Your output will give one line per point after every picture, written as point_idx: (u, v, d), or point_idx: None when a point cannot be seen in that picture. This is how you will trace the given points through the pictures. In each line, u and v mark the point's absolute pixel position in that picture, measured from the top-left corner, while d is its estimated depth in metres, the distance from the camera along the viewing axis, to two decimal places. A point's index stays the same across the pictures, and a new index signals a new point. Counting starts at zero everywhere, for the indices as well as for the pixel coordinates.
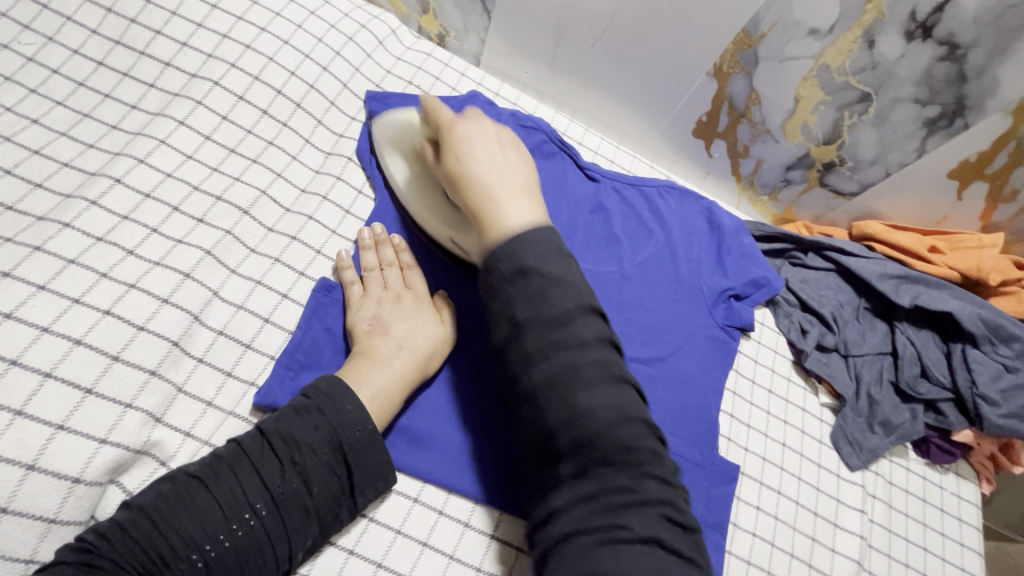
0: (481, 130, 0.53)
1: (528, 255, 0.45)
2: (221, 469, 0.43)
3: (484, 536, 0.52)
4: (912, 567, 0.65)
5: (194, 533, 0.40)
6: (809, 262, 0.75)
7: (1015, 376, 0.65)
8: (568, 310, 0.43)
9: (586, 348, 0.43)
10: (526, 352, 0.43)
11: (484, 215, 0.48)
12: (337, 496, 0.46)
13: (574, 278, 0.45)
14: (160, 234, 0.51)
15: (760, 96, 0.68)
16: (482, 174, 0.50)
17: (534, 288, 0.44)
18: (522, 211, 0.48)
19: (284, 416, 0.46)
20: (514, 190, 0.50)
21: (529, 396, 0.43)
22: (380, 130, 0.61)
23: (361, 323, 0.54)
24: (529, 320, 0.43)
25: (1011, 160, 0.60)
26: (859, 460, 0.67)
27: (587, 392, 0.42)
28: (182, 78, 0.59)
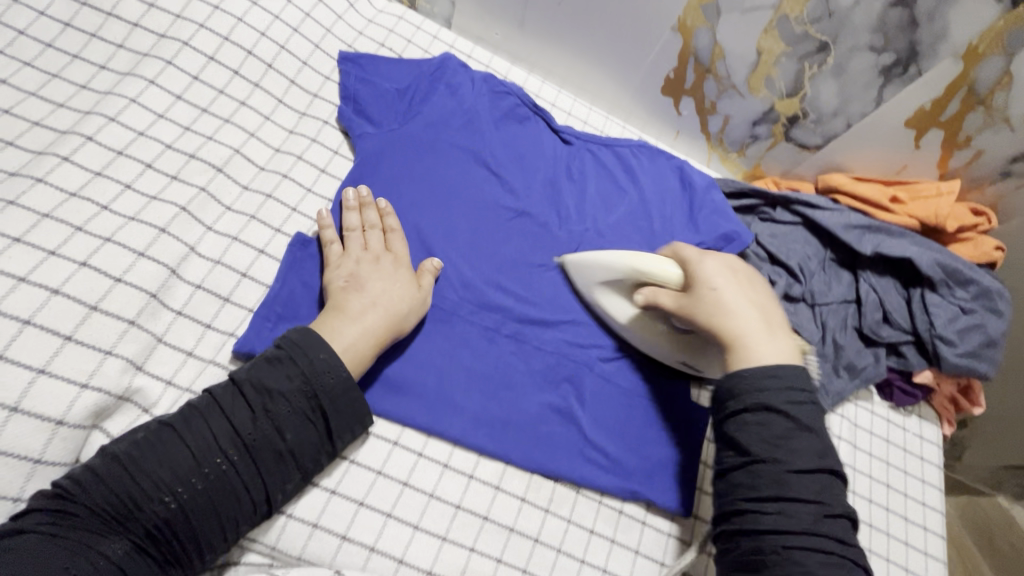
0: (724, 264, 0.56)
1: (775, 395, 0.48)
2: (192, 417, 0.44)
3: (463, 476, 0.54)
4: (875, 502, 0.68)
5: (165, 478, 0.42)
6: (778, 217, 0.77)
7: (971, 317, 0.68)
8: (809, 463, 0.46)
9: (825, 519, 0.45)
10: (761, 493, 0.46)
11: (744, 355, 0.51)
12: (312, 442, 0.47)
13: (817, 427, 0.48)
14: (135, 190, 0.52)
15: (724, 50, 0.70)
16: (738, 311, 0.53)
17: (774, 428, 0.47)
18: (772, 346, 0.51)
19: (256, 365, 0.47)
20: (764, 327, 0.53)
21: (751, 536, 0.45)
22: (582, 269, 0.62)
23: (337, 280, 0.54)
24: (765, 454, 0.46)
25: (963, 106, 0.62)
26: (826, 403, 0.69)
27: (814, 562, 0.43)
28: (150, 38, 0.59)
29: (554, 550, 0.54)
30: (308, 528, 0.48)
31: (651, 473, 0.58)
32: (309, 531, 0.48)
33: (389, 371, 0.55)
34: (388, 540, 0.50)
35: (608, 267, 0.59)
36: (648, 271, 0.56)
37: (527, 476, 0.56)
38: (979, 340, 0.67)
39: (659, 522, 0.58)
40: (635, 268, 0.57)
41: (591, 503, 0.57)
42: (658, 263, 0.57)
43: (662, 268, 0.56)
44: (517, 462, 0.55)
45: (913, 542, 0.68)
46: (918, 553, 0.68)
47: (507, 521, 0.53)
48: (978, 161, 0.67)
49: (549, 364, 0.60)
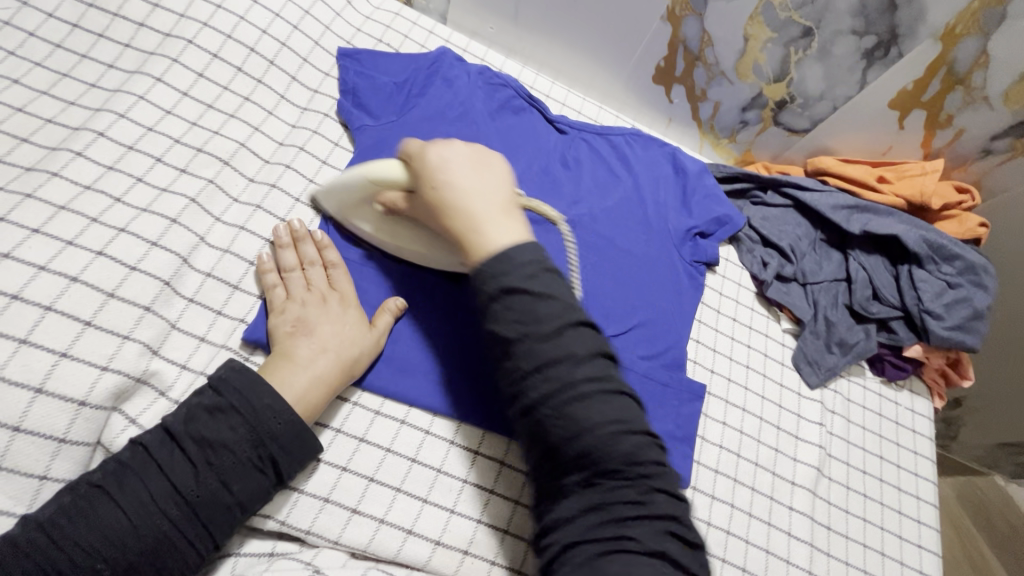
0: (448, 151, 0.51)
1: (514, 276, 0.45)
2: (125, 477, 0.43)
3: (469, 452, 0.56)
4: (869, 474, 0.70)
5: (97, 544, 0.40)
6: (769, 200, 0.79)
7: (957, 291, 0.70)
8: (558, 323, 0.45)
9: (582, 365, 0.44)
10: (523, 370, 0.44)
11: (477, 252, 0.48)
12: (258, 491, 0.46)
13: (561, 294, 0.46)
14: (145, 183, 0.54)
15: (712, 38, 0.72)
16: (468, 202, 0.49)
17: (522, 306, 0.45)
18: (507, 233, 0.48)
19: (196, 417, 0.46)
20: (493, 210, 0.49)
21: (528, 414, 0.45)
22: (330, 195, 0.57)
23: (282, 326, 0.52)
24: (517, 336, 0.44)
25: (944, 85, 0.65)
26: (818, 378, 0.72)
27: (589, 411, 0.44)
28: (156, 37, 0.62)
29: None
30: (320, 503, 0.50)
31: None
32: (320, 505, 0.50)
33: (396, 351, 0.57)
34: (398, 513, 0.52)
35: (344, 187, 0.54)
36: (380, 178, 0.51)
37: None
38: (966, 313, 0.69)
39: None
40: (370, 177, 0.52)
41: None
42: (386, 166, 0.51)
43: (393, 171, 0.51)
44: None
45: (906, 511, 0.70)
46: (911, 521, 0.70)
47: (512, 494, 0.55)
48: (959, 139, 0.70)
49: None
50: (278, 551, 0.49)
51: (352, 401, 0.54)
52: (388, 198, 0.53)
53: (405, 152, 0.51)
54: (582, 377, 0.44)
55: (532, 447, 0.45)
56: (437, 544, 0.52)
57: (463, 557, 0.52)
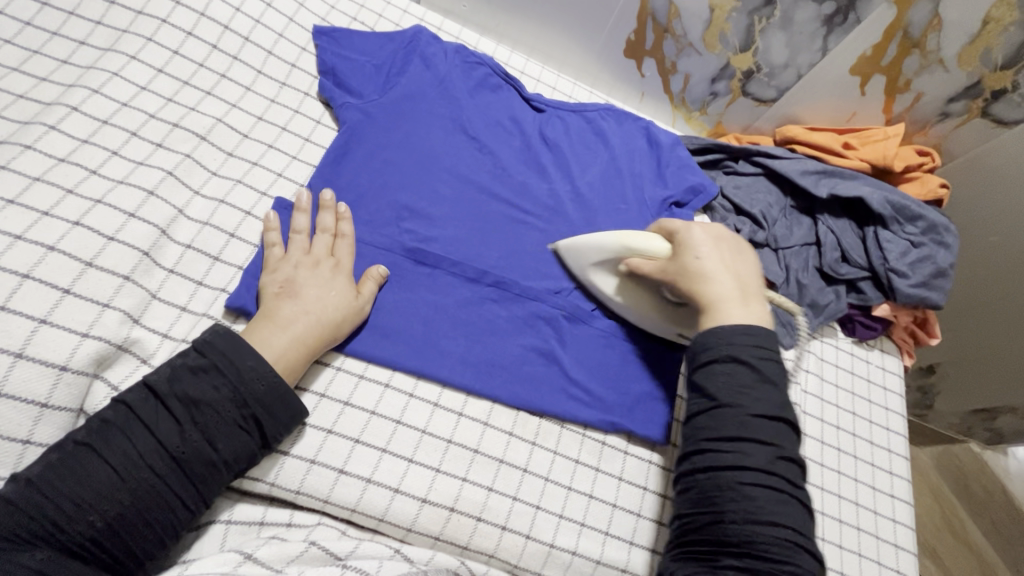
0: (708, 232, 0.57)
1: (743, 350, 0.49)
2: (111, 434, 0.43)
3: (453, 414, 0.57)
4: (843, 429, 0.73)
5: (87, 498, 0.41)
6: (740, 169, 0.81)
7: (920, 250, 0.73)
8: (772, 407, 0.48)
9: (778, 461, 0.47)
10: (722, 434, 0.47)
11: (717, 320, 0.52)
12: (244, 449, 0.47)
13: (779, 382, 0.49)
14: (121, 156, 0.54)
15: (679, 10, 0.74)
16: (717, 277, 0.54)
17: (740, 379, 0.48)
18: (751, 313, 0.52)
19: (180, 376, 0.46)
20: (741, 293, 0.54)
21: (712, 477, 0.47)
22: (575, 252, 0.63)
23: (271, 286, 0.53)
24: (730, 401, 0.48)
25: (901, 49, 0.68)
26: (791, 338, 0.74)
27: (772, 502, 0.45)
28: (128, 15, 0.62)
29: (543, 479, 0.57)
30: (306, 464, 0.51)
31: (630, 407, 0.62)
32: (307, 467, 0.51)
33: (377, 318, 0.58)
34: (384, 473, 0.53)
35: (598, 247, 0.61)
36: (637, 247, 0.58)
37: (514, 412, 0.59)
38: (929, 271, 0.72)
39: (644, 451, 0.62)
40: (625, 244, 0.59)
41: (575, 435, 0.60)
42: (645, 238, 0.58)
43: (650, 243, 0.58)
44: (504, 399, 0.58)
45: (879, 463, 0.73)
46: (883, 473, 0.72)
47: (496, 453, 0.57)
48: (918, 104, 0.73)
49: (530, 311, 0.63)
50: (268, 519, 0.50)
51: (334, 365, 0.55)
52: (632, 263, 0.59)
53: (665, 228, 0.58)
54: (778, 470, 0.46)
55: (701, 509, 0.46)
56: (424, 502, 0.53)
57: (449, 515, 0.53)
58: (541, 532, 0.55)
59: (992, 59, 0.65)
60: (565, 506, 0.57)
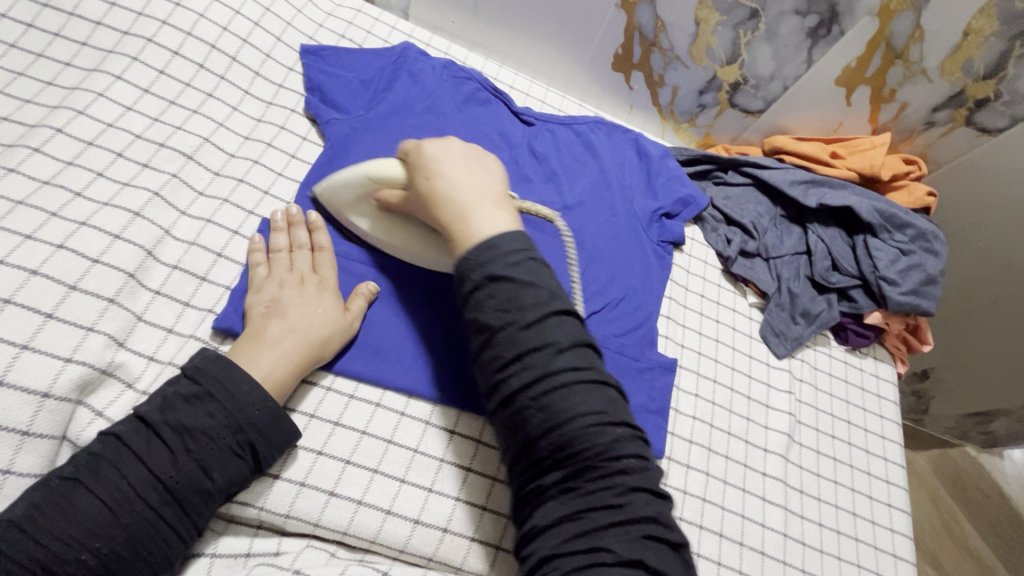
0: (446, 149, 0.54)
1: (495, 264, 0.47)
2: (101, 467, 0.42)
3: (445, 431, 0.56)
4: (838, 438, 0.73)
5: (79, 536, 0.40)
6: (730, 179, 0.81)
7: (910, 258, 0.73)
8: (537, 313, 0.45)
9: (562, 354, 0.45)
10: (503, 359, 0.45)
11: (465, 235, 0.50)
12: (239, 476, 0.46)
13: (542, 281, 0.47)
14: (107, 177, 0.54)
15: (665, 24, 0.75)
16: (455, 191, 0.51)
17: (505, 293, 0.46)
18: (496, 221, 0.50)
19: (172, 405, 0.45)
20: (483, 202, 0.51)
21: (510, 407, 0.45)
22: (328, 193, 0.59)
23: (257, 306, 0.52)
24: (501, 323, 0.45)
25: (884, 60, 0.69)
26: (785, 348, 0.74)
27: (565, 402, 0.44)
28: (114, 36, 0.62)
29: None
30: (297, 487, 0.50)
31: None
32: (297, 490, 0.50)
33: (368, 336, 0.57)
34: (376, 494, 0.52)
35: (346, 184, 0.57)
36: (381, 175, 0.55)
37: None
38: (919, 278, 0.72)
39: None
40: (371, 175, 0.55)
41: None
42: (385, 164, 0.55)
43: (392, 169, 0.55)
44: None
45: (875, 472, 0.72)
46: (880, 482, 0.72)
47: (489, 472, 0.56)
48: (903, 113, 0.74)
49: None
50: (255, 550, 0.48)
51: (324, 385, 0.54)
52: (383, 195, 0.56)
53: (400, 152, 0.55)
54: (559, 368, 0.44)
55: (511, 441, 0.46)
56: (416, 523, 0.52)
57: (442, 535, 0.52)
58: None
59: (974, 69, 0.66)
60: None
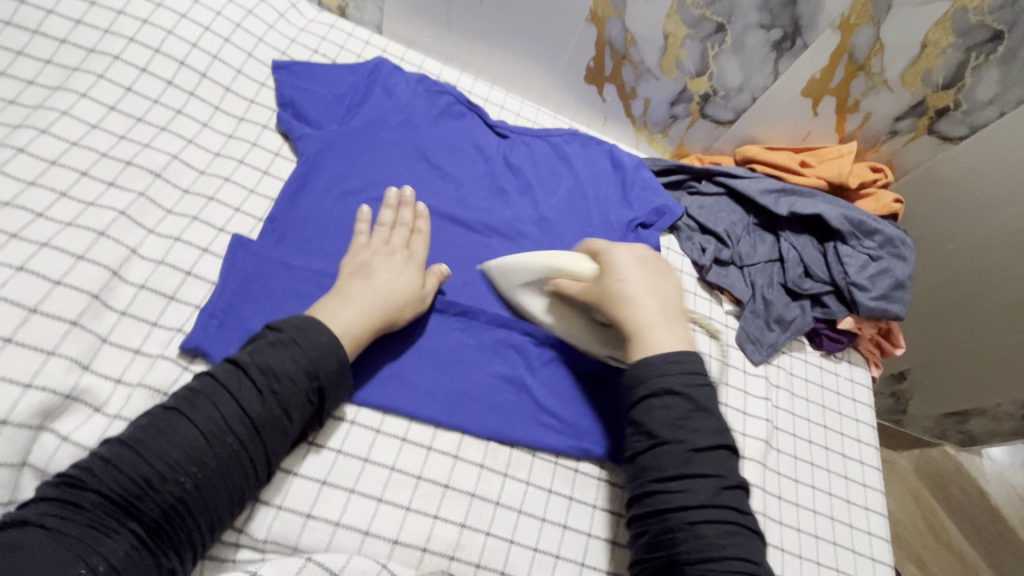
0: (631, 254, 0.61)
1: (675, 379, 0.53)
2: (198, 400, 0.46)
3: (422, 448, 0.56)
4: (815, 443, 0.73)
5: (178, 459, 0.44)
6: (703, 189, 0.83)
7: (879, 264, 0.74)
8: (703, 433, 0.51)
9: (723, 492, 0.50)
10: (666, 472, 0.50)
11: (648, 344, 0.56)
12: (312, 419, 0.50)
13: (710, 404, 0.54)
14: (70, 197, 0.53)
15: (635, 37, 0.76)
16: (639, 299, 0.58)
17: (679, 412, 0.52)
18: (675, 334, 0.57)
19: (261, 349, 0.49)
20: (663, 315, 0.58)
21: (665, 523, 0.49)
22: (505, 275, 0.64)
23: (348, 265, 0.58)
24: (671, 436, 0.51)
25: (847, 72, 0.71)
26: (761, 354, 0.75)
27: (720, 535, 0.48)
28: (79, 53, 0.61)
29: (516, 511, 0.56)
30: (273, 510, 0.50)
31: (602, 433, 0.61)
32: (274, 513, 0.50)
33: None
34: (353, 514, 0.52)
35: (530, 268, 0.62)
36: (563, 266, 0.60)
37: (484, 443, 0.58)
38: (889, 283, 0.73)
39: (618, 477, 0.61)
40: (551, 264, 0.61)
41: (547, 464, 0.59)
42: (570, 258, 0.61)
43: (577, 264, 0.61)
44: (473, 430, 0.58)
45: (852, 475, 0.73)
46: (857, 485, 0.73)
47: (467, 487, 0.56)
48: (867, 122, 0.76)
49: (498, 337, 0.63)
50: (243, 557, 0.49)
51: None
52: (562, 285, 0.61)
53: (590, 250, 0.62)
54: (721, 500, 0.49)
55: (657, 553, 0.49)
56: (395, 543, 0.52)
57: (421, 554, 0.52)
58: (516, 568, 0.54)
59: (932, 80, 0.68)
60: (539, 538, 0.56)
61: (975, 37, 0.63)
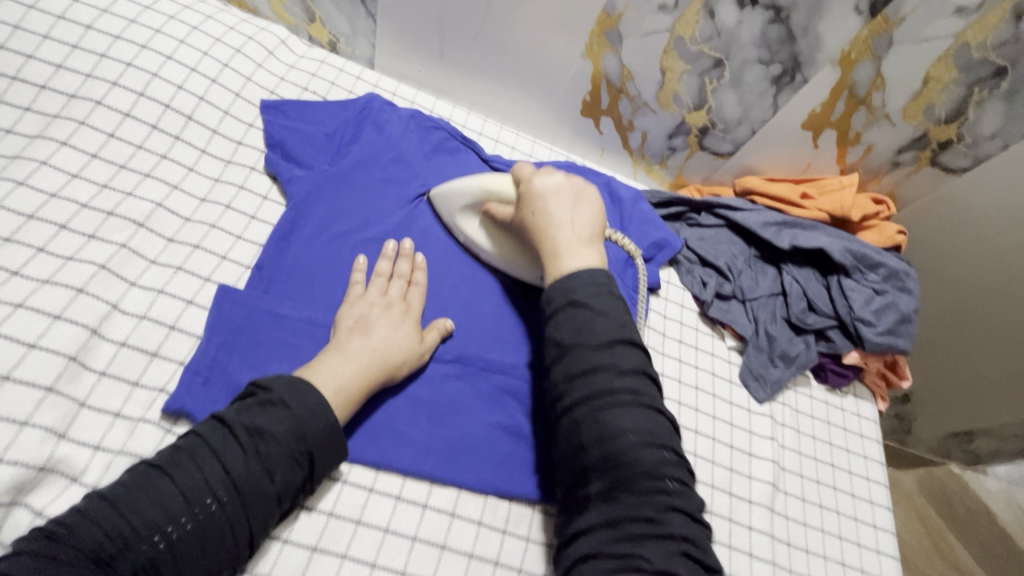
0: (553, 178, 0.60)
1: (579, 290, 0.52)
2: (181, 458, 0.44)
3: (418, 506, 0.54)
4: (824, 483, 0.71)
5: (155, 517, 0.42)
6: (703, 221, 0.81)
7: (884, 297, 0.73)
8: (608, 336, 0.50)
9: (623, 376, 0.49)
10: (569, 371, 0.50)
11: (555, 270, 0.55)
12: (298, 484, 0.47)
13: (617, 313, 0.52)
14: (49, 253, 0.52)
15: (632, 72, 0.75)
16: (554, 227, 0.57)
17: (582, 319, 0.51)
18: (584, 259, 0.55)
19: (249, 407, 0.47)
20: (578, 240, 0.57)
21: (569, 415, 0.49)
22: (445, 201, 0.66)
23: (346, 320, 0.56)
24: (573, 343, 0.50)
25: (848, 106, 0.69)
26: (766, 392, 0.73)
27: (618, 416, 0.47)
28: (60, 99, 0.60)
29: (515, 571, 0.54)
30: None
31: None
32: None
33: None
34: None
35: (463, 193, 0.64)
36: (493, 189, 0.62)
37: (482, 498, 0.56)
38: (894, 318, 0.72)
39: None
40: (483, 187, 0.63)
41: (548, 519, 0.57)
42: (500, 181, 0.62)
43: (504, 187, 0.62)
44: (470, 486, 0.56)
45: (862, 516, 0.71)
46: (867, 527, 0.70)
47: (464, 547, 0.53)
48: (869, 154, 0.75)
49: (495, 384, 0.61)
50: None
51: None
52: (493, 208, 0.63)
53: (516, 174, 0.62)
54: (620, 383, 0.48)
55: (566, 448, 0.49)
56: None
57: None
58: None
59: (935, 113, 0.67)
60: None
61: (978, 72, 0.62)
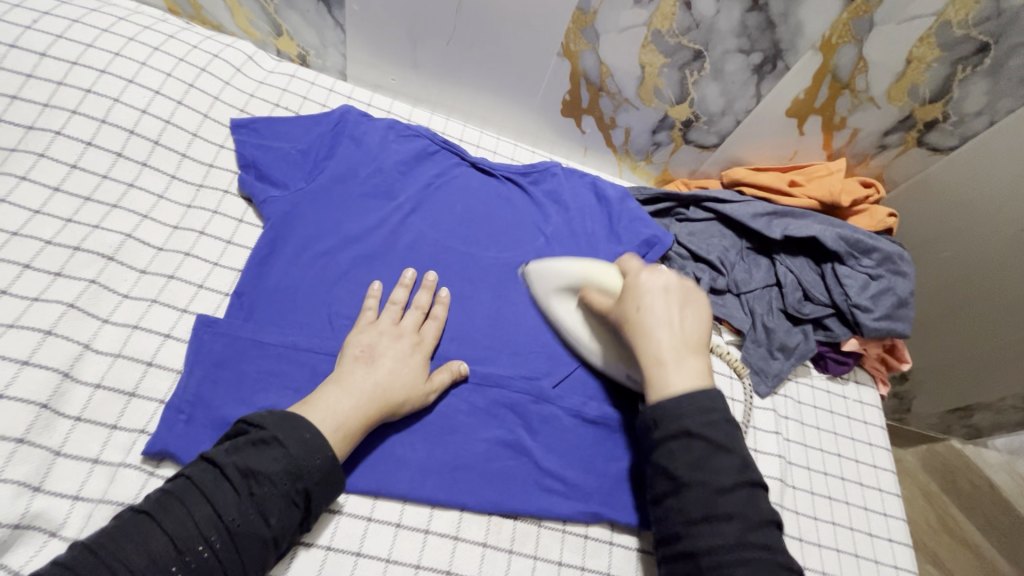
0: (660, 278, 0.55)
1: (692, 418, 0.48)
2: (169, 502, 0.42)
3: (419, 532, 0.52)
4: (831, 474, 0.70)
5: (141, 567, 0.39)
6: (692, 215, 0.80)
7: (880, 282, 0.72)
8: (732, 480, 0.46)
9: (752, 530, 0.45)
10: (691, 518, 0.46)
11: (654, 384, 0.51)
12: (294, 524, 0.45)
13: (736, 446, 0.48)
14: (13, 295, 0.49)
15: (610, 68, 0.73)
16: (657, 330, 0.52)
17: (699, 454, 0.47)
18: (689, 372, 0.50)
19: (241, 447, 0.45)
20: (683, 350, 0.51)
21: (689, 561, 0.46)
22: (541, 282, 0.65)
23: (353, 349, 0.54)
24: (691, 480, 0.47)
25: (832, 91, 0.68)
26: (768, 386, 0.71)
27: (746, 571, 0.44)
28: (18, 132, 0.57)
29: None
30: None
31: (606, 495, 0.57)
32: None
33: None
34: None
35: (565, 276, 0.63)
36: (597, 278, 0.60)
37: (486, 518, 0.54)
38: (891, 302, 0.71)
39: (632, 539, 0.57)
40: (586, 275, 0.61)
41: (555, 533, 0.55)
42: (605, 272, 0.60)
43: (609, 278, 0.60)
44: (473, 506, 0.54)
45: (872, 506, 0.69)
46: (878, 515, 0.69)
47: (471, 570, 0.52)
48: (855, 138, 0.74)
49: (492, 399, 0.59)
50: None
51: None
52: (590, 296, 0.60)
53: (623, 267, 0.59)
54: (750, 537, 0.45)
55: None
56: None
57: None
58: None
59: (919, 93, 0.66)
60: None
61: (961, 50, 0.61)
